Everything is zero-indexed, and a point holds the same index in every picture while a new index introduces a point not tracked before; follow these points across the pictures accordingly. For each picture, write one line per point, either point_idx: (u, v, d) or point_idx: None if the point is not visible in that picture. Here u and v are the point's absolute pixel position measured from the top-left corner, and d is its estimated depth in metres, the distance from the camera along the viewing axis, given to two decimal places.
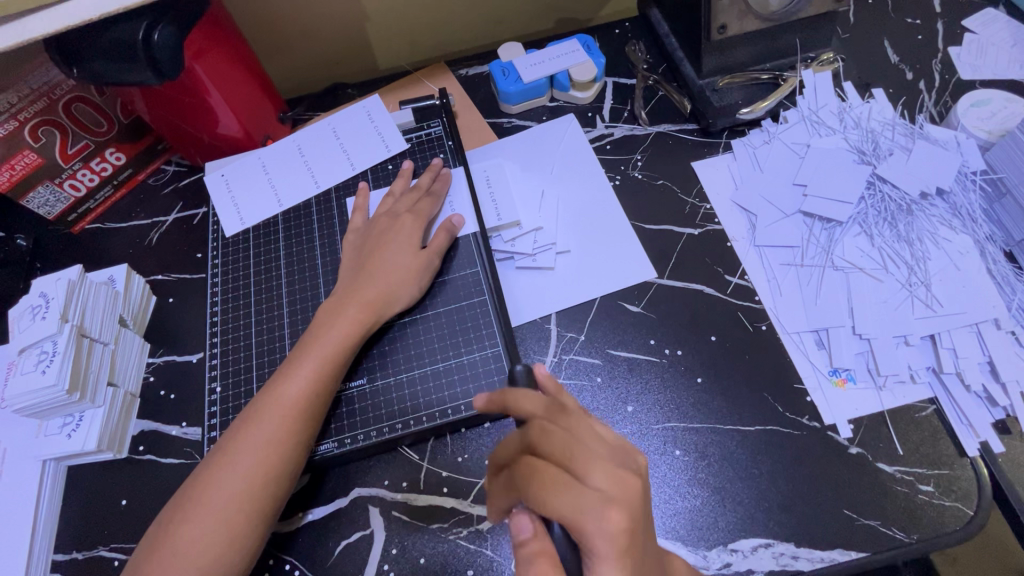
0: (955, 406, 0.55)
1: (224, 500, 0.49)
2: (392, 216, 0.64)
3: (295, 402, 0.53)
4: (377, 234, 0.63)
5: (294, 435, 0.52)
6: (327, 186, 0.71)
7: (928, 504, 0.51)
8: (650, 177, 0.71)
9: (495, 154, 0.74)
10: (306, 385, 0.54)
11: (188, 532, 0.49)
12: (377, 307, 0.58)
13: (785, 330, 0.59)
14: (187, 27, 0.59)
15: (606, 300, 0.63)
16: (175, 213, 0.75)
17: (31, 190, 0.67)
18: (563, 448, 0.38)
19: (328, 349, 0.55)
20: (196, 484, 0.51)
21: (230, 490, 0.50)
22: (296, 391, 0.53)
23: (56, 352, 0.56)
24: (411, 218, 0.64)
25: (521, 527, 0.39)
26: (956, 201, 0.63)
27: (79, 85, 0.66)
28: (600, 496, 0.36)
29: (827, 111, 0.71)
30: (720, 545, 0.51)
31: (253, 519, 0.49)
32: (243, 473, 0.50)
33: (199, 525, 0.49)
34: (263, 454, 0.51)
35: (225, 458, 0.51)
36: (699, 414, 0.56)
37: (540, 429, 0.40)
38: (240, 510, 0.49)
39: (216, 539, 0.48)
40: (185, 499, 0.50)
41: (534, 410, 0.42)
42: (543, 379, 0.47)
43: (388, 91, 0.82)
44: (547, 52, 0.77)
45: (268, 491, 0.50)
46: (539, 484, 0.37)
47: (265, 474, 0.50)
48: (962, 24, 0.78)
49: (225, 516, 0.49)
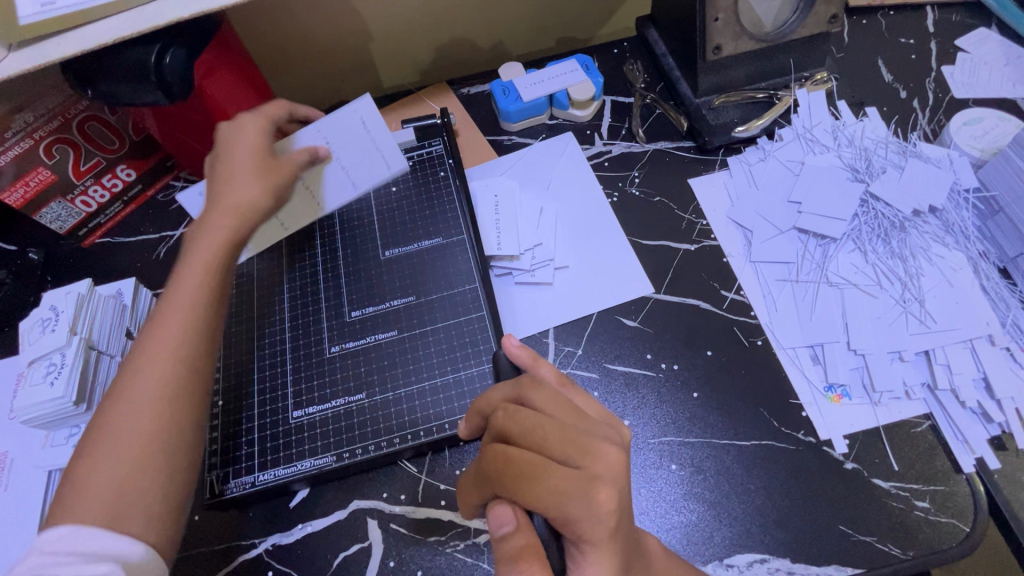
0: (950, 421, 0.55)
1: (128, 434, 0.43)
2: (284, 139, 0.62)
3: (182, 324, 0.47)
4: (260, 153, 0.60)
5: (196, 368, 0.47)
6: (269, 137, 0.57)
7: (923, 520, 0.51)
8: (647, 194, 0.72)
9: (495, 172, 0.76)
10: (188, 299, 0.48)
11: (90, 479, 0.42)
12: (264, 214, 0.54)
13: (780, 345, 0.60)
14: (198, 49, 0.61)
15: (602, 315, 0.64)
16: (182, 228, 0.77)
17: (44, 206, 0.69)
18: (533, 428, 0.38)
19: (195, 271, 0.49)
20: (95, 427, 0.44)
21: (134, 427, 0.44)
22: (184, 310, 0.48)
23: (64, 364, 0.57)
24: (311, 129, 0.62)
25: (504, 521, 0.37)
26: (949, 218, 0.64)
27: (93, 105, 0.68)
28: (585, 475, 0.36)
29: (821, 130, 0.72)
30: (716, 561, 0.51)
31: (163, 450, 0.44)
32: (150, 408, 0.44)
33: (103, 469, 0.42)
34: (172, 350, 0.46)
35: (127, 389, 0.45)
36: (695, 428, 0.57)
37: (504, 412, 0.40)
38: (152, 440, 0.44)
39: (128, 472, 0.42)
40: (81, 449, 0.43)
41: (502, 394, 0.43)
42: (516, 350, 0.50)
43: (391, 110, 0.84)
44: (547, 71, 0.78)
45: (176, 419, 0.45)
46: (512, 471, 0.37)
47: (173, 403, 0.45)
48: (955, 44, 0.79)
49: (132, 456, 0.43)
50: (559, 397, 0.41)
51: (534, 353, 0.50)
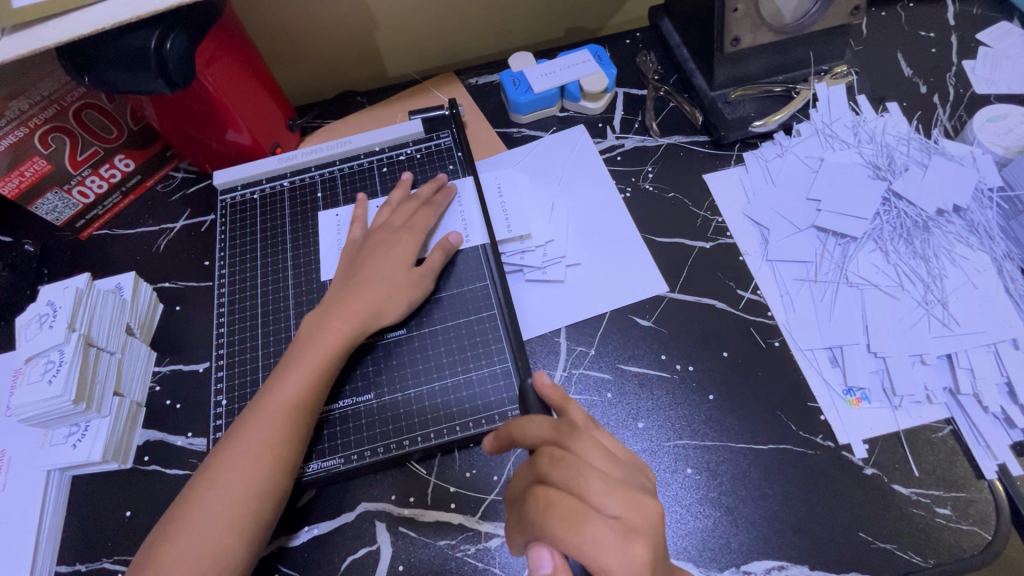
0: (972, 426, 0.54)
1: (212, 518, 0.49)
2: (388, 231, 0.63)
3: (277, 420, 0.52)
4: (371, 247, 0.62)
5: (279, 460, 0.51)
6: (412, 247, 0.62)
7: (944, 527, 0.50)
8: (662, 189, 0.70)
9: (505, 165, 0.74)
10: (288, 401, 0.53)
11: (175, 549, 0.48)
12: (363, 321, 0.57)
13: (798, 347, 0.59)
14: (199, 36, 0.58)
15: (616, 314, 0.62)
16: (183, 219, 0.75)
17: (40, 197, 0.67)
18: (576, 476, 0.37)
19: (308, 372, 0.54)
20: (185, 501, 0.50)
21: (218, 511, 0.49)
22: (283, 410, 0.52)
23: (62, 361, 0.55)
24: (408, 234, 0.63)
25: (541, 562, 0.37)
26: (973, 218, 0.63)
27: (90, 93, 0.66)
28: (620, 525, 0.36)
29: (840, 125, 0.70)
30: (733, 567, 0.50)
31: (239, 539, 0.49)
32: (235, 499, 0.49)
33: (187, 544, 0.48)
34: (259, 449, 0.51)
35: (219, 473, 0.50)
36: (712, 432, 0.55)
37: (548, 456, 0.39)
38: (229, 524, 0.49)
39: (202, 552, 0.48)
40: (173, 518, 0.50)
41: (540, 435, 0.42)
42: (547, 389, 0.47)
43: (397, 100, 0.82)
44: (559, 62, 0.76)
45: (255, 511, 0.49)
46: (553, 515, 0.36)
47: (256, 497, 0.50)
48: (977, 37, 0.77)
49: (204, 538, 0.48)
50: (597, 446, 0.41)
51: (564, 393, 0.47)
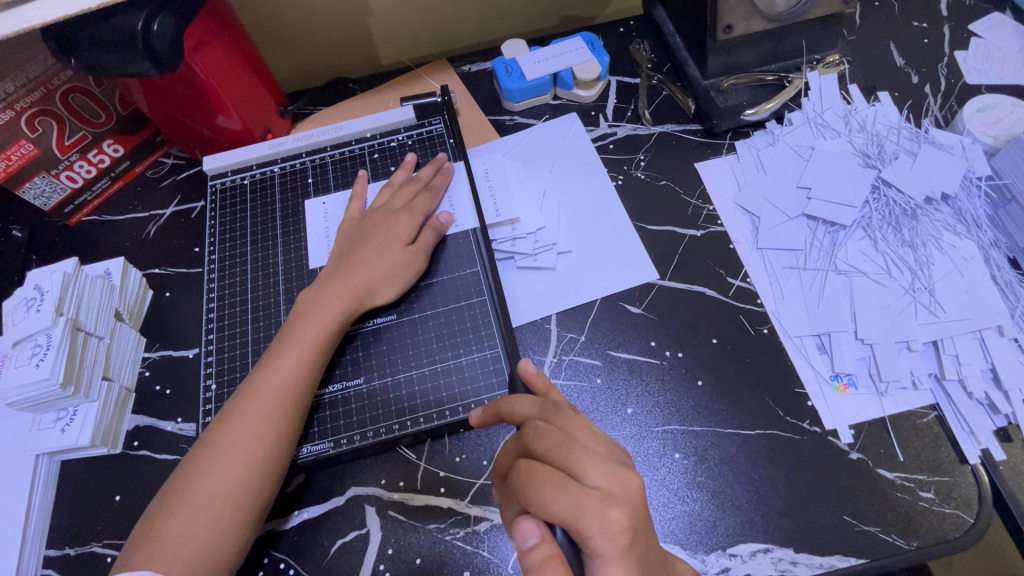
0: (956, 412, 0.54)
1: (210, 494, 0.49)
2: (388, 212, 0.63)
3: (275, 396, 0.52)
4: (370, 228, 0.62)
5: (276, 437, 0.51)
6: (410, 226, 0.62)
7: (928, 510, 0.51)
8: (653, 177, 0.70)
9: (497, 152, 0.73)
10: (285, 379, 0.53)
11: (174, 525, 0.48)
12: (357, 298, 0.57)
13: (787, 334, 0.59)
14: (187, 18, 0.58)
15: (606, 302, 0.63)
16: (173, 206, 0.74)
17: (27, 181, 0.66)
18: (559, 448, 0.39)
19: (303, 351, 0.54)
20: (181, 478, 0.50)
21: (216, 488, 0.49)
22: (280, 387, 0.52)
23: (50, 345, 0.55)
24: (407, 215, 0.62)
25: (528, 534, 0.37)
26: (961, 207, 0.63)
27: (77, 76, 0.65)
28: (599, 494, 0.36)
29: (832, 114, 0.70)
30: (719, 550, 0.50)
31: (239, 513, 0.49)
32: (233, 476, 0.49)
33: (186, 519, 0.48)
34: (257, 425, 0.51)
35: (215, 451, 0.50)
36: (699, 417, 0.56)
37: (534, 430, 0.41)
38: (226, 500, 0.49)
39: (204, 525, 0.48)
40: (170, 494, 0.50)
41: (529, 413, 0.44)
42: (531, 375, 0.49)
43: (389, 87, 0.81)
44: (552, 49, 0.76)
45: (254, 487, 0.50)
46: (535, 481, 0.37)
47: (255, 472, 0.50)
48: (969, 28, 0.77)
49: (203, 515, 0.48)
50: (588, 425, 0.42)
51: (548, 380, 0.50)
